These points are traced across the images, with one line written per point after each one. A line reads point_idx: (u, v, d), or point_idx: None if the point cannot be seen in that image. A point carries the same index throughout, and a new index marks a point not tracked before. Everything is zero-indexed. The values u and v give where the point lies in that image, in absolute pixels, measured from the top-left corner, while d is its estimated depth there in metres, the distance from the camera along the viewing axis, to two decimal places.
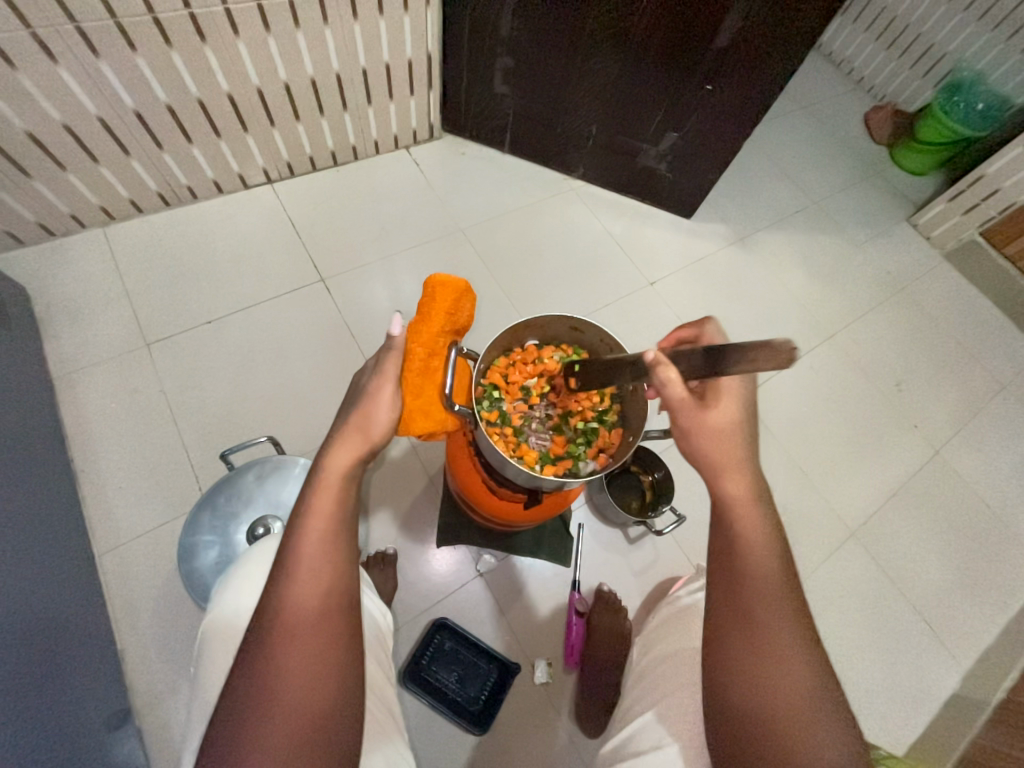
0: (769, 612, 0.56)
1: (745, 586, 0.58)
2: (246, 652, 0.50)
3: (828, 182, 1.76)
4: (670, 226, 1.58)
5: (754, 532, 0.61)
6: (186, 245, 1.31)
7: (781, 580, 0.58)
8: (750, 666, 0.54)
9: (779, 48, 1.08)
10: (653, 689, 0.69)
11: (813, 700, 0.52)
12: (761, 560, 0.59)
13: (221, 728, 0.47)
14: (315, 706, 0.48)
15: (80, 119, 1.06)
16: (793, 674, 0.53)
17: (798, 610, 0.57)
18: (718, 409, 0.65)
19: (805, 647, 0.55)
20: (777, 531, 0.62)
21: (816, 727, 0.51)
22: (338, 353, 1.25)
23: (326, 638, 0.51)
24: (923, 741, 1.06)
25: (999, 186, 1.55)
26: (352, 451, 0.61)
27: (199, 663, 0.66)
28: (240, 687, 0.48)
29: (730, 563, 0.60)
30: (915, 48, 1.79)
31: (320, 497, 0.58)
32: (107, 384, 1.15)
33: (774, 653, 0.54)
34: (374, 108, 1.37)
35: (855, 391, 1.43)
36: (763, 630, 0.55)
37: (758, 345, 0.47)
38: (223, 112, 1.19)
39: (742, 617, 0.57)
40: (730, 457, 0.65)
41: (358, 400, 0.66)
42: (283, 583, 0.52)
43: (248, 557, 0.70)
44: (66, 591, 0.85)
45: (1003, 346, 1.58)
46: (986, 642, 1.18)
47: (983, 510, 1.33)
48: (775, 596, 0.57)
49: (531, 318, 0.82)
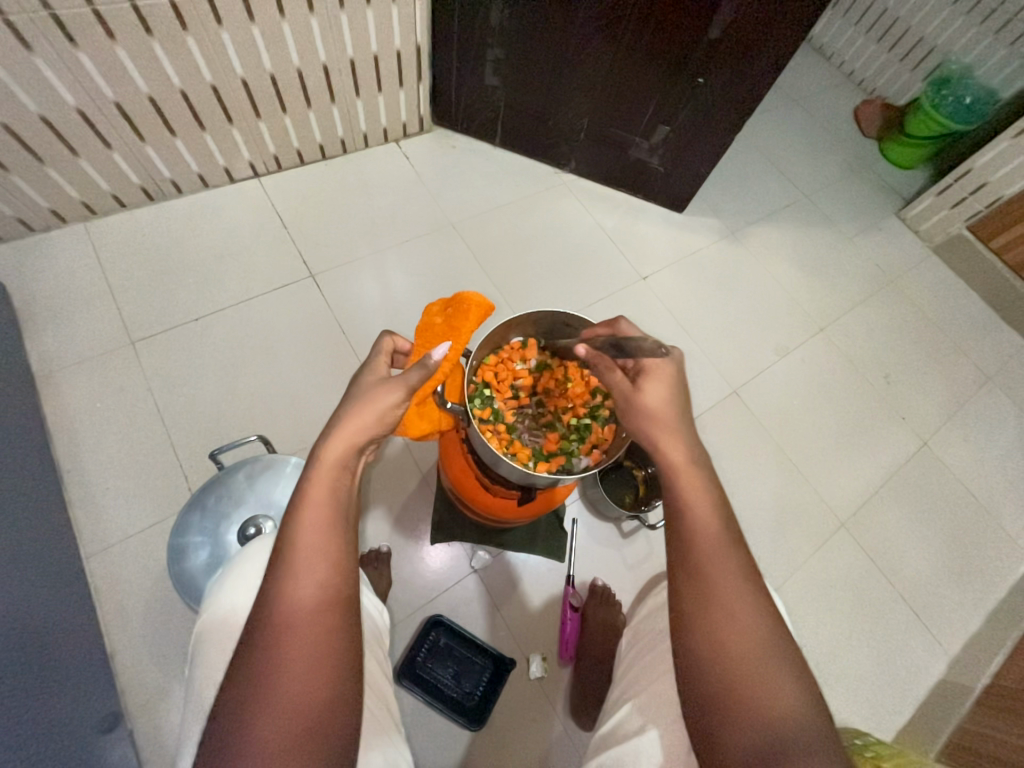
0: (719, 569, 0.55)
1: (693, 547, 0.57)
2: (242, 647, 0.49)
3: (819, 176, 1.76)
4: (662, 220, 1.58)
5: (697, 495, 0.60)
6: (172, 240, 1.28)
7: (727, 545, 0.57)
8: (714, 638, 0.52)
9: (771, 41, 1.08)
10: (640, 678, 0.69)
11: (769, 649, 0.51)
12: (706, 528, 0.58)
13: (216, 724, 0.45)
14: (312, 698, 0.46)
15: (59, 111, 1.03)
16: (748, 627, 0.52)
17: (744, 562, 0.56)
18: (650, 389, 0.67)
19: (754, 597, 0.54)
20: (717, 488, 0.62)
21: (774, 675, 0.50)
22: (329, 350, 1.23)
23: (322, 629, 0.49)
24: (911, 727, 1.08)
25: (986, 180, 1.56)
26: (346, 443, 0.60)
27: (193, 665, 0.65)
28: (234, 682, 0.46)
29: (677, 528, 0.59)
30: (904, 41, 1.80)
31: (316, 488, 0.56)
32: (92, 383, 1.12)
33: (729, 608, 0.53)
34: (362, 100, 1.35)
35: (845, 384, 1.45)
36: (716, 586, 0.55)
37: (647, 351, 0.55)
38: (208, 104, 1.16)
39: (694, 577, 0.56)
40: (665, 427, 0.65)
41: (355, 394, 0.65)
42: (279, 575, 0.51)
43: (242, 556, 0.69)
44: (54, 594, 0.83)
45: (990, 338, 1.60)
46: (972, 629, 1.20)
47: (970, 500, 1.35)
48: (722, 551, 0.56)
49: (523, 313, 0.81)
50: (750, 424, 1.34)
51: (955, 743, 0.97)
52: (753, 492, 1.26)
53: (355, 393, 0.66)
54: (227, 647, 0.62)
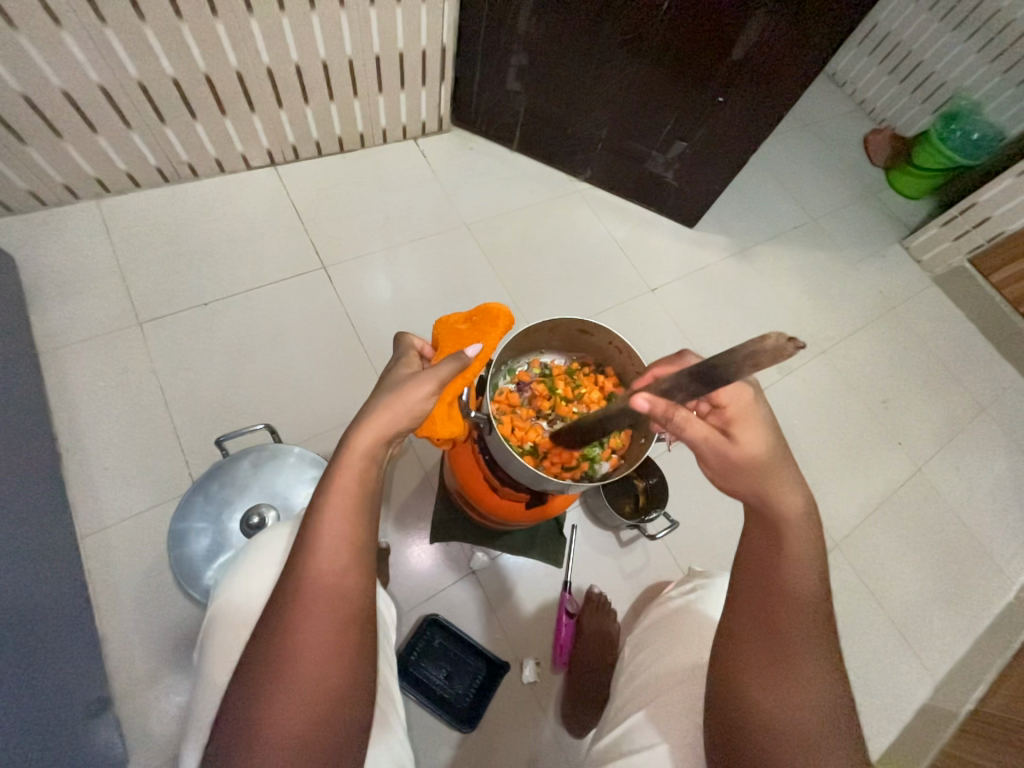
0: (801, 631, 0.55)
1: (781, 602, 0.57)
2: (264, 624, 0.50)
3: (827, 200, 1.79)
4: (673, 234, 1.59)
5: (800, 554, 0.58)
6: (185, 223, 1.28)
7: (816, 610, 0.56)
8: (773, 686, 0.55)
9: (790, 67, 1.10)
10: (646, 690, 0.70)
11: (832, 716, 0.53)
12: (801, 587, 0.57)
13: (240, 689, 0.48)
14: (331, 681, 0.48)
15: (81, 86, 1.02)
16: (815, 692, 0.54)
17: (829, 629, 0.56)
18: (746, 437, 0.63)
19: (831, 665, 0.55)
20: (820, 552, 0.59)
21: (830, 740, 0.52)
22: (337, 343, 1.23)
23: (341, 617, 0.50)
24: (894, 748, 1.09)
25: (989, 215, 1.60)
26: (375, 432, 0.59)
27: (202, 652, 0.64)
28: (258, 654, 0.49)
29: (767, 576, 0.59)
30: (916, 74, 1.84)
31: (343, 475, 0.56)
32: (95, 362, 1.11)
33: (802, 670, 0.54)
34: (385, 96, 1.35)
35: (843, 406, 1.47)
36: (794, 644, 0.55)
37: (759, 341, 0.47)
38: (230, 90, 1.16)
39: (773, 629, 0.56)
40: (769, 478, 0.61)
41: (390, 385, 0.65)
42: (302, 558, 0.52)
43: (254, 544, 0.68)
44: (47, 573, 0.82)
45: (985, 369, 1.63)
46: (956, 655, 1.22)
47: (960, 527, 1.38)
48: (810, 615, 0.56)
49: (539, 322, 0.82)
50: None
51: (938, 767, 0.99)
52: None
53: (390, 385, 0.66)
54: (241, 635, 0.62)
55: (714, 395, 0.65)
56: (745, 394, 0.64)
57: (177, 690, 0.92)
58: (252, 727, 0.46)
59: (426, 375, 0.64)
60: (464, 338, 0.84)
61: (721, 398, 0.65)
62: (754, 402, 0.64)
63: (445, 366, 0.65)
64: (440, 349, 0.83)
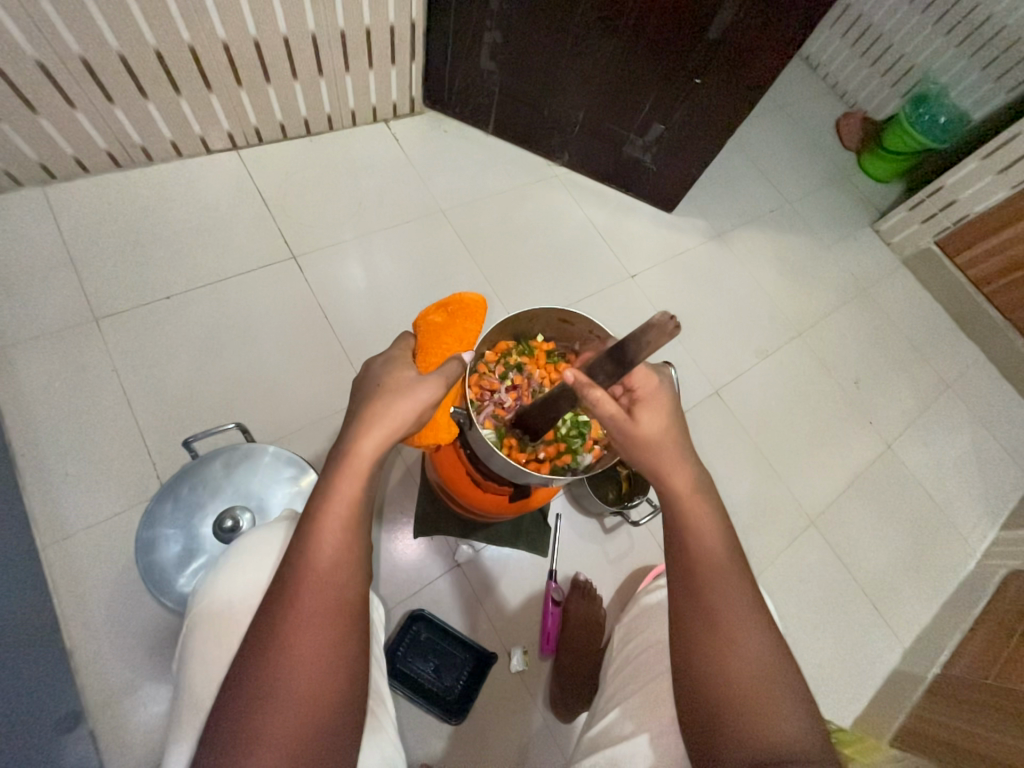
0: (727, 601, 0.57)
1: (698, 575, 0.58)
2: (252, 639, 0.49)
3: (801, 183, 1.81)
4: (652, 218, 1.58)
5: (701, 522, 0.61)
6: (142, 212, 1.20)
7: (730, 568, 0.58)
8: (716, 659, 0.55)
9: (768, 46, 1.08)
10: (636, 677, 0.70)
11: (770, 670, 0.54)
12: (710, 552, 0.59)
13: (224, 712, 0.46)
14: (324, 699, 0.47)
15: (16, 63, 0.94)
16: (751, 653, 0.55)
17: (745, 581, 0.59)
18: (645, 419, 0.63)
19: (757, 616, 0.57)
20: (722, 515, 0.62)
21: (777, 696, 0.53)
22: (311, 335, 1.19)
23: (339, 630, 0.50)
24: (868, 714, 1.14)
25: (955, 198, 1.64)
26: (381, 438, 0.57)
27: (181, 663, 0.61)
28: (247, 672, 0.47)
29: (682, 551, 0.60)
30: (886, 57, 1.86)
31: (345, 482, 0.55)
32: (48, 361, 1.04)
33: (734, 638, 0.55)
34: (352, 75, 1.29)
35: (819, 387, 1.50)
36: (721, 610, 0.56)
37: (649, 324, 0.57)
38: (185, 68, 1.09)
39: (699, 605, 0.57)
40: (667, 465, 0.62)
41: (387, 384, 0.61)
42: (299, 572, 0.50)
43: (235, 551, 0.65)
44: (7, 587, 0.78)
45: (950, 348, 1.69)
46: (924, 622, 1.28)
47: (927, 500, 1.44)
48: (728, 578, 0.58)
49: (519, 312, 0.81)
50: (730, 423, 1.38)
51: (908, 728, 1.04)
52: (733, 489, 1.30)
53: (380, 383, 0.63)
54: (221, 645, 0.59)
55: (627, 378, 0.66)
56: (653, 379, 0.65)
57: (156, 699, 0.89)
58: (238, 753, 0.44)
59: (428, 377, 0.62)
60: (443, 336, 0.81)
61: (633, 381, 0.65)
62: (662, 390, 0.65)
63: (451, 370, 0.66)
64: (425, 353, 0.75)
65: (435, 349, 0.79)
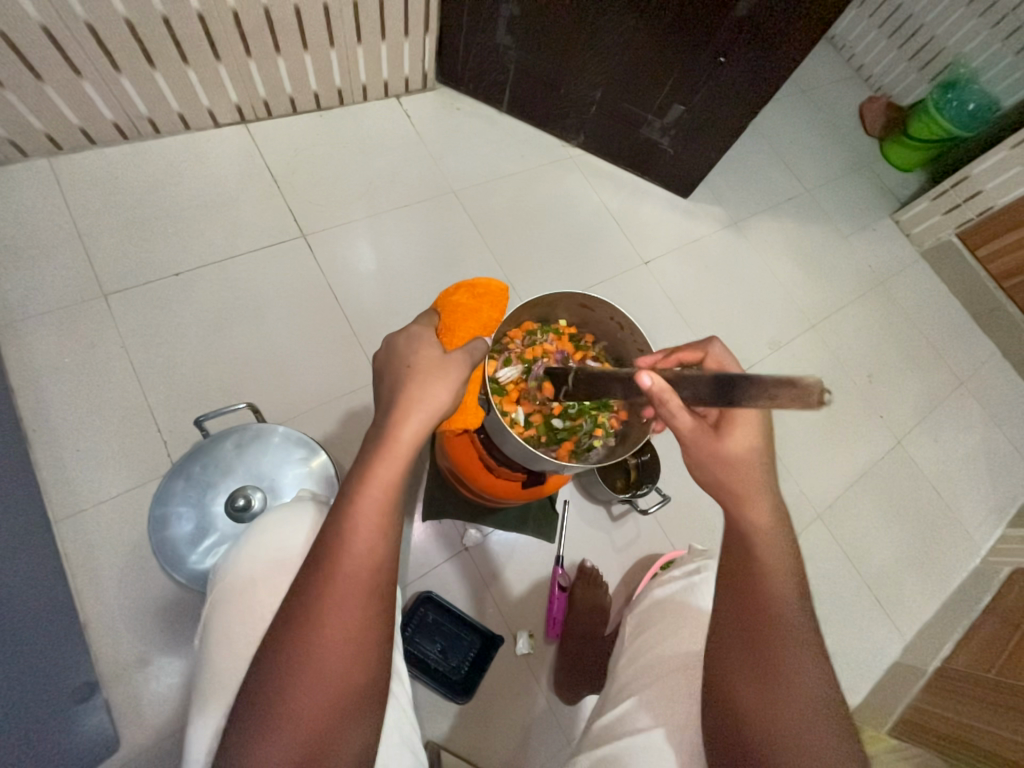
0: (783, 632, 0.54)
1: (755, 601, 0.56)
2: (283, 613, 0.49)
3: (821, 170, 1.76)
4: (667, 204, 1.55)
5: (768, 551, 0.58)
6: (149, 186, 1.18)
7: (794, 601, 0.56)
8: (758, 684, 0.53)
9: (796, 24, 1.03)
10: (649, 670, 0.70)
11: (823, 720, 0.51)
12: (775, 579, 0.56)
13: (257, 682, 0.47)
14: (354, 681, 0.48)
15: (20, 28, 0.91)
16: (801, 689, 0.52)
17: (808, 617, 0.56)
18: (732, 439, 0.61)
19: (813, 654, 0.54)
20: (793, 547, 0.59)
21: (824, 735, 0.51)
22: (320, 316, 1.17)
23: (370, 612, 0.50)
24: (867, 704, 1.16)
25: (981, 188, 1.59)
26: (419, 420, 0.57)
27: (204, 636, 0.61)
28: (279, 648, 0.47)
29: (742, 572, 0.58)
30: (916, 39, 1.79)
31: (383, 464, 0.54)
32: (56, 336, 1.04)
33: (781, 668, 0.53)
34: (364, 47, 1.25)
35: (831, 380, 1.48)
36: (773, 639, 0.54)
37: (786, 383, 0.43)
38: (194, 37, 1.06)
39: (747, 628, 0.56)
40: (748, 494, 0.60)
41: (422, 366, 0.60)
42: (332, 552, 0.50)
43: (255, 530, 0.64)
44: (22, 559, 0.78)
45: (965, 344, 1.66)
46: (926, 616, 1.29)
47: (934, 496, 1.43)
48: (790, 612, 0.55)
49: (541, 295, 0.80)
50: None
51: (907, 719, 1.06)
52: None
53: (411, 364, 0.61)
54: (242, 619, 0.58)
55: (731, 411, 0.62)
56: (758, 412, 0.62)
57: (168, 671, 0.91)
58: (272, 723, 0.45)
59: (460, 361, 0.61)
60: (468, 319, 0.74)
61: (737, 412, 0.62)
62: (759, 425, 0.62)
63: (479, 351, 0.64)
64: (448, 329, 0.72)
65: (459, 332, 0.72)
